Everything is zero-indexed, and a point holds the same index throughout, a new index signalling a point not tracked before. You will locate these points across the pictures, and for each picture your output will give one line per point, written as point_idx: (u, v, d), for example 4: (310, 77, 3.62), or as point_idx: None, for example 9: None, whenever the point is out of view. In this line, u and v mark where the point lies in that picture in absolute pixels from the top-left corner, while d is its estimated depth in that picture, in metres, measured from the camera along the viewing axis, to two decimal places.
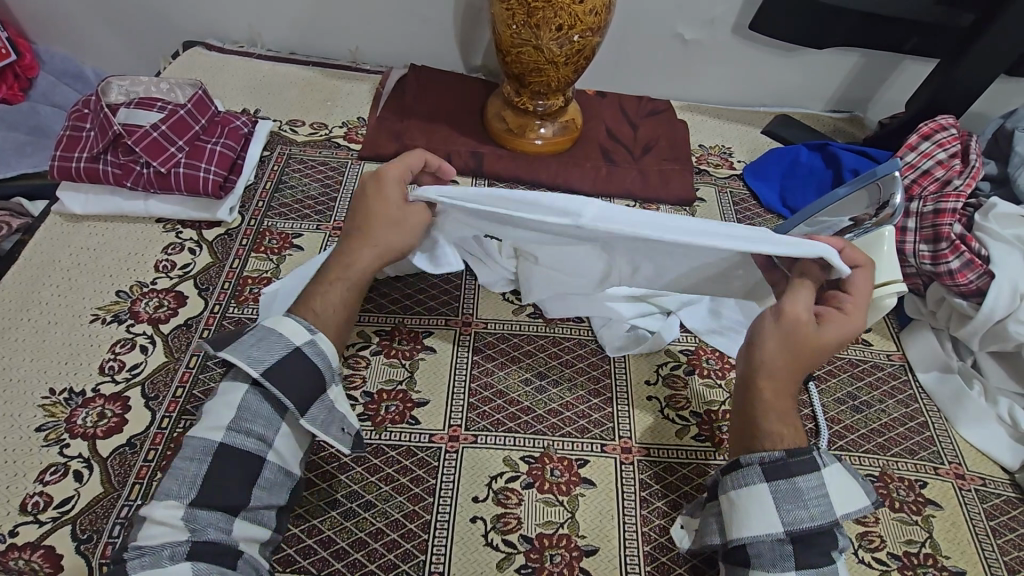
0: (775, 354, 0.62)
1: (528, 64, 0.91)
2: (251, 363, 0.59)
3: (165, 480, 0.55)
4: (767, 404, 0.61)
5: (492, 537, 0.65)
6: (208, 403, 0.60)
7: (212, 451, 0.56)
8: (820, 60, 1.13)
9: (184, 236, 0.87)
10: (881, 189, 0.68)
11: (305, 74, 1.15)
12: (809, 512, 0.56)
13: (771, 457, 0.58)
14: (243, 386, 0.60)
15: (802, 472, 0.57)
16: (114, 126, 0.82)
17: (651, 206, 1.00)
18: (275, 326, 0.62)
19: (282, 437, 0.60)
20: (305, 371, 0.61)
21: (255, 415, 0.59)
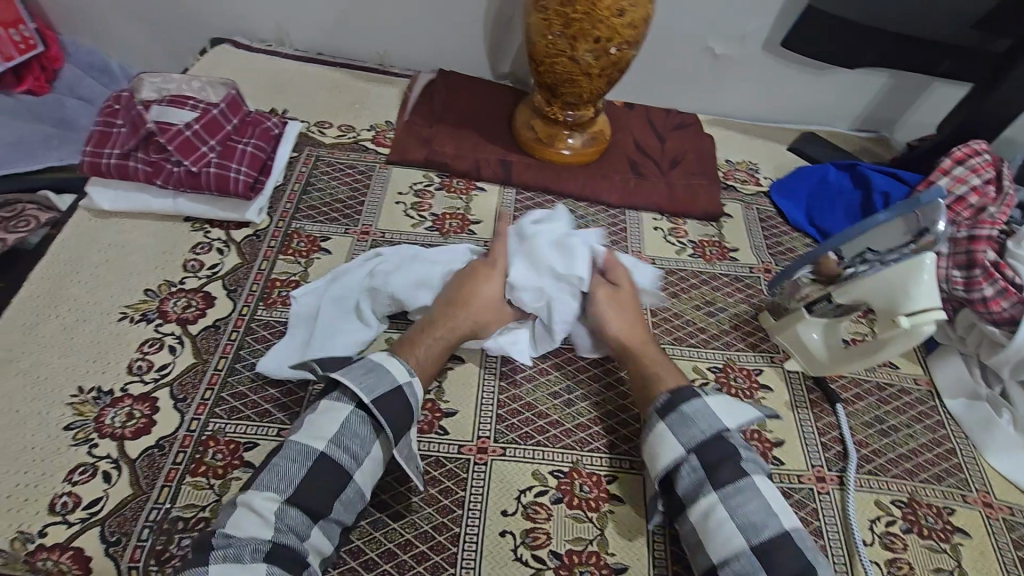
0: (615, 328, 0.75)
1: (563, 74, 0.91)
2: (364, 391, 0.62)
3: (263, 471, 0.58)
4: (650, 365, 0.72)
5: (522, 552, 0.64)
6: (311, 412, 0.62)
7: (313, 458, 0.59)
8: (848, 79, 1.13)
9: (213, 236, 0.86)
10: (921, 217, 0.68)
11: (332, 76, 1.15)
12: (699, 429, 0.63)
13: (660, 403, 0.67)
14: (348, 408, 0.62)
15: (686, 400, 0.65)
16: (148, 123, 0.82)
17: (679, 220, 1.00)
18: (382, 363, 0.65)
19: (369, 460, 0.61)
20: (404, 405, 0.63)
21: (354, 436, 0.61)
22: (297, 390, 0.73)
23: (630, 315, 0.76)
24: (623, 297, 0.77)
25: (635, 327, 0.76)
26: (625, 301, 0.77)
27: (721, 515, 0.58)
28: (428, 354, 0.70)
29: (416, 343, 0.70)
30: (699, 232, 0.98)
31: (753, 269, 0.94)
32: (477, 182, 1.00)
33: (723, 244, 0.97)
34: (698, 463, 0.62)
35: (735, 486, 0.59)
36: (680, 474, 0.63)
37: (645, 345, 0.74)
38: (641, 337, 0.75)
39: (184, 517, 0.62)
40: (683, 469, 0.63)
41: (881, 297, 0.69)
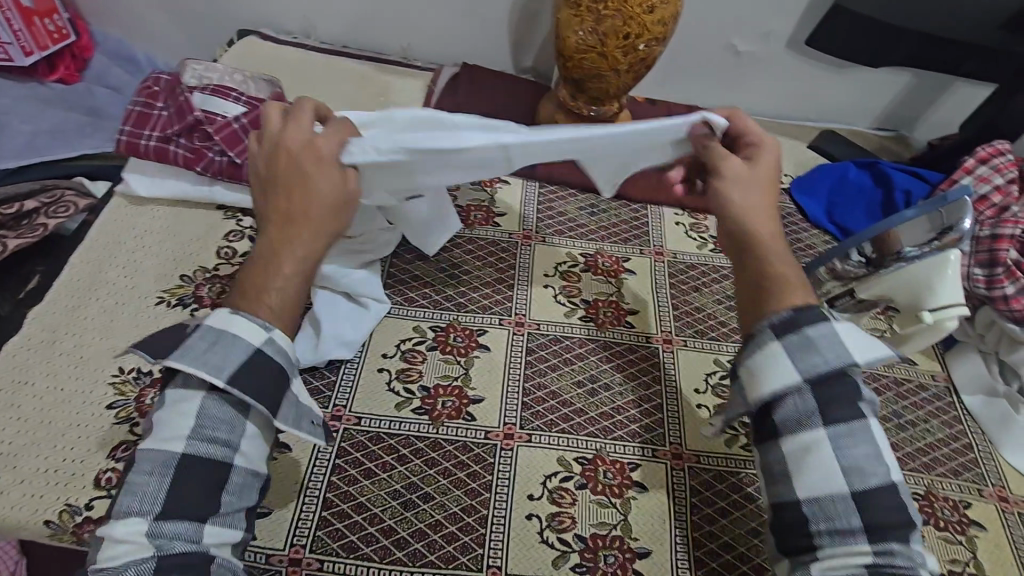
0: (738, 199, 0.61)
1: (590, 70, 0.92)
2: (213, 372, 0.50)
3: (122, 495, 0.49)
4: (762, 269, 0.58)
5: (548, 535, 0.66)
6: (159, 409, 0.52)
7: (172, 464, 0.49)
8: (871, 78, 1.13)
9: (245, 224, 0.88)
10: (946, 216, 0.70)
11: (357, 67, 1.17)
12: (823, 360, 0.52)
13: (778, 317, 0.55)
14: (200, 395, 0.51)
15: (812, 324, 0.53)
16: (195, 112, 0.85)
17: (699, 215, 1.01)
18: (226, 325, 0.52)
19: (248, 441, 0.52)
20: (273, 370, 0.52)
21: (219, 422, 0.51)
22: (326, 371, 0.76)
23: (757, 192, 0.61)
24: (747, 175, 0.62)
25: (770, 208, 0.61)
26: (755, 174, 0.62)
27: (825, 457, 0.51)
28: (297, 270, 0.55)
29: (261, 289, 0.54)
30: (720, 228, 1.00)
31: None
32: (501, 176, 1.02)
33: None
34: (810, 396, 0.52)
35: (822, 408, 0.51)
36: (782, 404, 0.53)
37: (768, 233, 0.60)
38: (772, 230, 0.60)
39: None
40: (789, 399, 0.53)
41: (905, 293, 0.70)
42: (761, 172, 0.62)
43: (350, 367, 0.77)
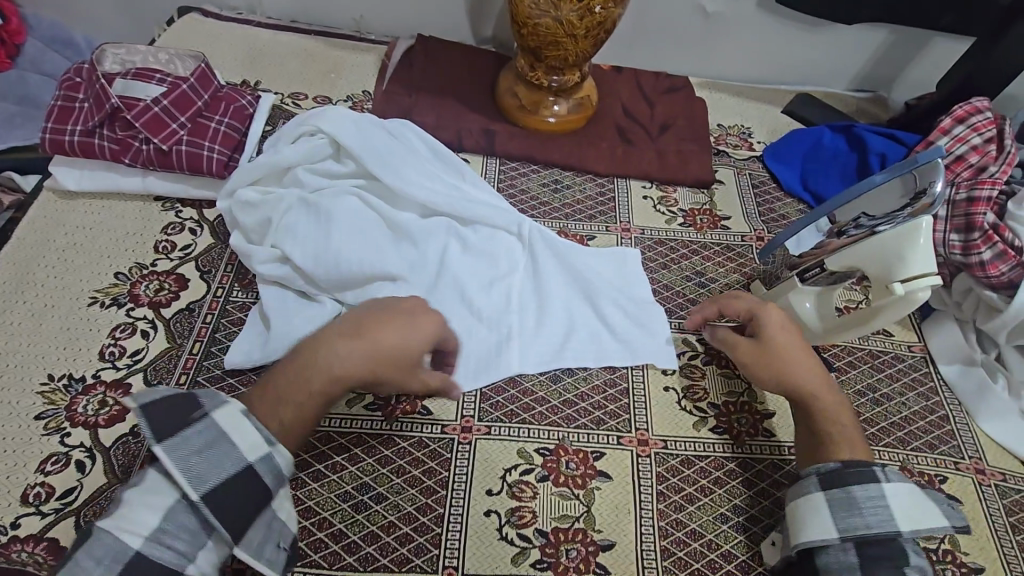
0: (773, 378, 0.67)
1: (547, 37, 0.87)
2: (192, 481, 0.50)
3: (59, 574, 0.46)
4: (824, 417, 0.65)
5: (507, 531, 0.63)
6: (126, 491, 0.50)
7: (124, 559, 0.47)
8: (846, 36, 1.08)
9: (184, 215, 0.83)
10: (917, 178, 0.67)
11: (306, 43, 1.10)
12: (864, 521, 0.56)
13: (826, 468, 0.60)
14: (174, 495, 0.50)
15: (859, 482, 0.58)
16: (112, 99, 0.78)
17: (668, 188, 0.97)
18: (230, 430, 0.53)
19: (206, 553, 0.50)
20: (260, 490, 0.52)
21: (183, 532, 0.49)
22: None
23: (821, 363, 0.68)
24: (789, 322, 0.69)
25: (815, 372, 0.67)
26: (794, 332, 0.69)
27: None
28: (324, 391, 0.56)
29: (325, 408, 0.58)
30: (690, 200, 0.95)
31: (745, 237, 0.91)
32: (460, 153, 0.97)
33: (714, 211, 0.94)
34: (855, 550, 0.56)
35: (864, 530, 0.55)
36: (826, 554, 0.57)
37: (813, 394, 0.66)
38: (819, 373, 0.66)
39: None
40: (833, 550, 0.57)
41: (874, 263, 0.67)
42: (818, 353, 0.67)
43: None
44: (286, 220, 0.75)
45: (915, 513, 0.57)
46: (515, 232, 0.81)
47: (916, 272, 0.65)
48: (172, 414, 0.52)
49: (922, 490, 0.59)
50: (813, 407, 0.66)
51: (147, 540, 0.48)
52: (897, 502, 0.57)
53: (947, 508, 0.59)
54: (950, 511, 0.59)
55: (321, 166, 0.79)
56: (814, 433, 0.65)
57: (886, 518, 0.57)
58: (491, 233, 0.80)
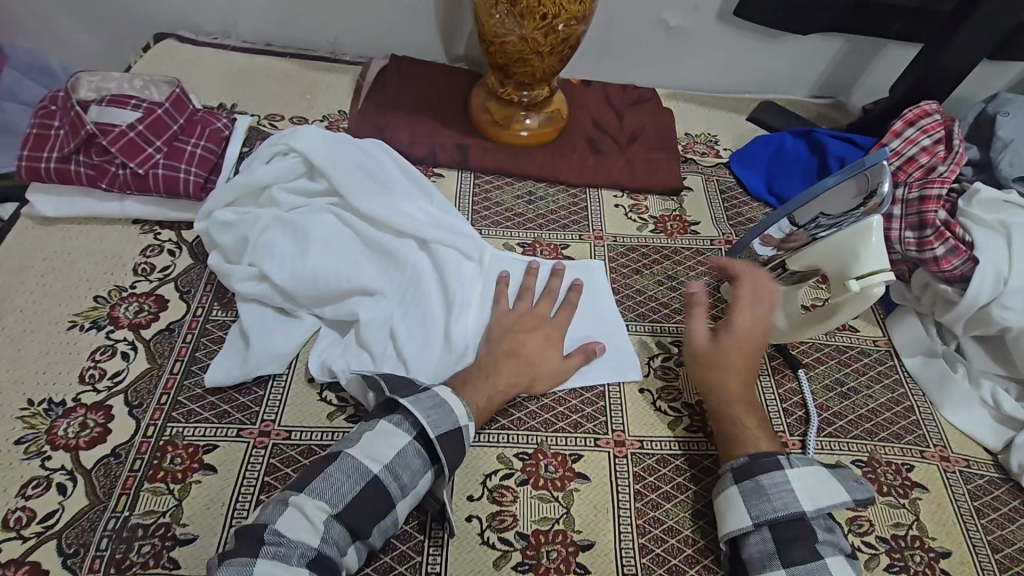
0: (715, 371, 0.72)
1: (513, 54, 0.90)
2: (431, 425, 0.61)
3: (316, 478, 0.58)
4: (737, 419, 0.69)
5: (489, 536, 0.65)
6: (371, 428, 0.62)
7: (367, 477, 0.58)
8: (804, 46, 1.13)
9: (163, 237, 0.84)
10: (869, 179, 0.70)
11: (282, 65, 1.12)
12: (773, 506, 0.61)
13: (737, 463, 0.65)
14: (409, 437, 0.61)
15: (765, 471, 0.62)
16: (87, 126, 0.79)
17: (639, 196, 1.00)
18: (448, 398, 0.64)
19: (415, 493, 0.60)
20: (459, 450, 0.63)
21: (408, 467, 0.60)
22: (253, 386, 0.72)
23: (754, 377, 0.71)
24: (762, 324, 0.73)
25: (740, 382, 0.71)
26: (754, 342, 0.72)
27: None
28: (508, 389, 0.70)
29: (466, 385, 0.68)
30: (660, 207, 0.98)
31: (714, 241, 0.94)
32: (435, 168, 0.99)
33: (684, 217, 0.97)
34: (768, 534, 0.60)
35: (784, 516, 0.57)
36: (747, 542, 0.61)
37: (736, 394, 0.70)
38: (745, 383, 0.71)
39: (143, 524, 0.61)
40: (752, 537, 0.61)
41: (831, 260, 0.70)
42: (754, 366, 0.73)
43: (278, 382, 0.73)
44: (261, 239, 0.76)
45: (819, 492, 0.61)
46: (476, 258, 0.82)
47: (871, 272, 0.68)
48: (406, 384, 0.66)
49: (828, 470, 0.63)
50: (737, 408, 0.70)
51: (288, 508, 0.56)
52: (802, 485, 0.61)
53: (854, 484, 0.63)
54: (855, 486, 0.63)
55: (297, 185, 0.81)
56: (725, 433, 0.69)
57: (791, 501, 0.60)
58: (457, 257, 0.81)
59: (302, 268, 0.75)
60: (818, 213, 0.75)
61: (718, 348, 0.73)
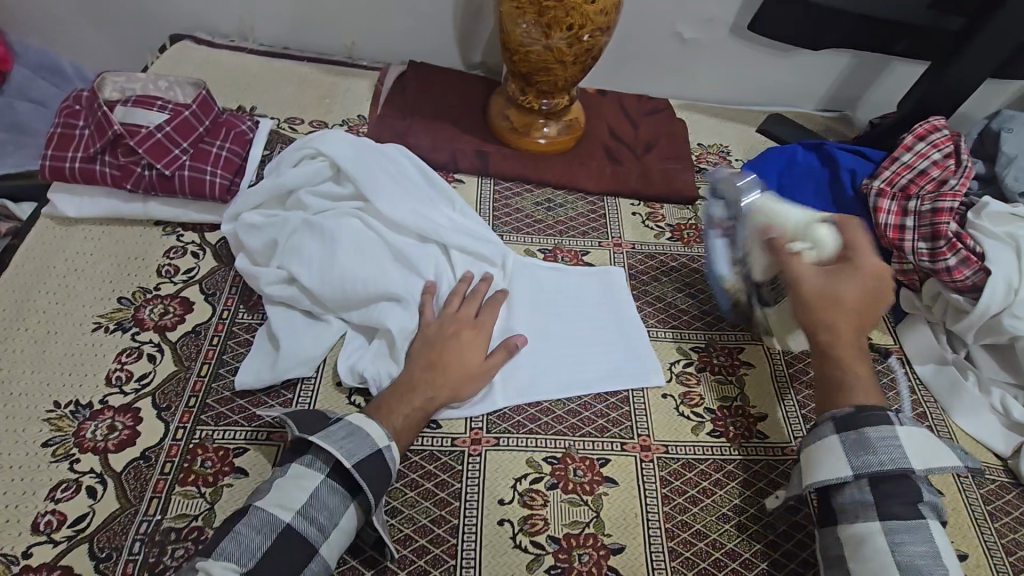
0: (822, 316, 0.70)
1: (537, 63, 0.92)
2: (342, 456, 0.59)
3: (224, 540, 0.54)
4: (841, 367, 0.67)
5: (521, 539, 0.65)
6: (281, 477, 0.59)
7: (278, 529, 0.55)
8: (812, 61, 1.16)
9: (186, 239, 0.84)
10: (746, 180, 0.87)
11: (300, 70, 1.12)
12: (879, 458, 0.59)
13: (840, 414, 0.63)
14: (322, 475, 0.59)
15: (871, 424, 0.61)
16: (115, 126, 0.79)
17: (656, 204, 1.01)
18: (362, 424, 0.62)
19: (338, 532, 0.57)
20: (382, 475, 0.61)
21: (323, 506, 0.57)
22: (281, 389, 0.72)
23: (875, 312, 0.70)
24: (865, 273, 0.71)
25: (853, 331, 0.69)
26: (867, 287, 0.70)
27: (880, 544, 0.56)
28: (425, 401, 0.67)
29: (393, 409, 0.66)
30: (676, 216, 1.00)
31: None
32: (455, 174, 1.00)
33: (700, 226, 0.99)
34: (868, 486, 0.59)
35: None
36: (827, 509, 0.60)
37: (842, 331, 0.69)
38: (858, 323, 0.69)
39: (176, 528, 0.61)
40: (848, 487, 0.60)
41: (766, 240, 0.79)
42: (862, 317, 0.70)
43: (307, 385, 0.73)
44: (289, 242, 0.77)
45: (931, 450, 0.60)
46: (500, 263, 0.83)
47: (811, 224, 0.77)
48: (315, 423, 0.63)
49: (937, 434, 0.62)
50: (838, 353, 0.68)
51: (297, 515, 0.56)
52: (912, 440, 0.60)
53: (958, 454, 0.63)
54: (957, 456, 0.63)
55: (323, 189, 0.81)
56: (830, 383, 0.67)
57: (898, 455, 0.59)
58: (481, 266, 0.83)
59: (329, 270, 0.74)
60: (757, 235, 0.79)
61: (823, 297, 0.70)
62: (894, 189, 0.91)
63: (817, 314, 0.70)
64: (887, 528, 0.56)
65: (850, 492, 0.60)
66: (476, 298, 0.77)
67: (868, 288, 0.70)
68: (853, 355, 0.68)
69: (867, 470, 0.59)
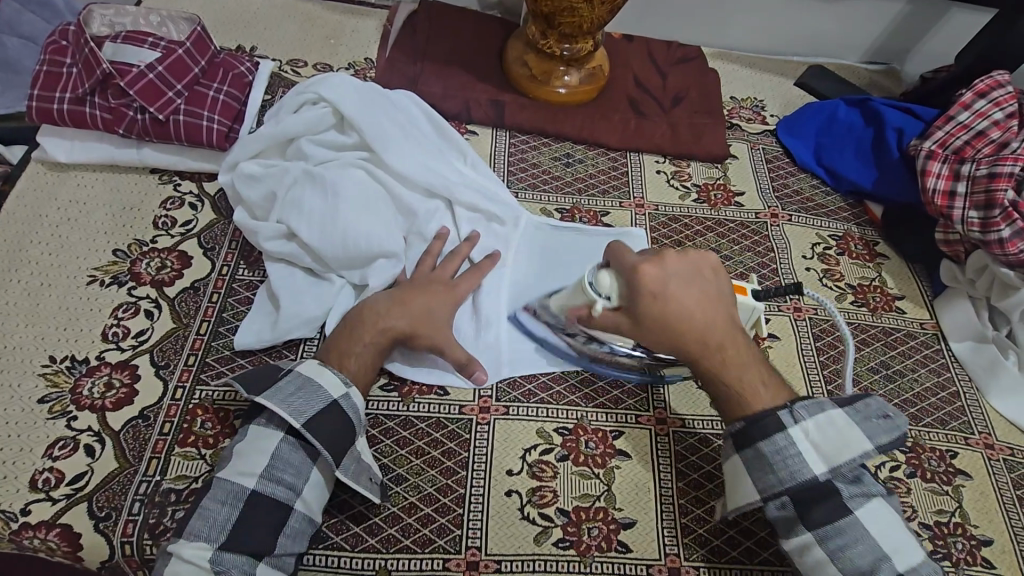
0: (698, 319, 0.61)
1: (562, 2, 0.84)
2: (292, 413, 0.56)
3: (193, 517, 0.53)
4: (739, 366, 0.60)
5: (529, 511, 0.63)
6: (239, 442, 0.57)
7: (243, 497, 0.54)
8: (863, 6, 1.06)
9: (184, 189, 0.80)
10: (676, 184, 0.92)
11: (304, 6, 1.05)
12: (779, 478, 0.56)
13: (733, 429, 0.59)
14: (279, 435, 0.56)
15: (766, 437, 0.57)
16: (103, 64, 0.73)
17: (681, 162, 0.95)
18: (313, 376, 0.59)
19: (310, 487, 0.56)
20: (343, 423, 0.58)
21: (288, 465, 0.56)
22: (283, 350, 0.69)
23: (729, 307, 0.64)
24: (690, 275, 0.63)
25: (717, 316, 0.62)
26: (697, 284, 0.63)
27: (819, 556, 0.55)
28: None
29: (348, 353, 0.63)
30: (703, 175, 0.94)
31: (759, 214, 0.90)
32: (468, 125, 0.93)
33: (728, 187, 0.93)
34: (788, 500, 0.56)
35: (852, 528, 0.54)
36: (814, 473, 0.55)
37: (723, 327, 0.61)
38: (726, 317, 0.62)
39: (175, 489, 0.59)
40: (770, 506, 0.57)
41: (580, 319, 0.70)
42: (672, 318, 0.60)
43: (309, 347, 0.70)
44: (290, 194, 0.72)
45: (833, 446, 0.56)
46: (512, 223, 0.79)
47: (589, 276, 0.65)
48: (265, 379, 0.60)
49: (844, 415, 0.57)
50: (735, 354, 0.61)
51: (259, 479, 0.54)
52: (810, 441, 0.56)
53: (876, 423, 0.57)
54: (876, 427, 0.57)
55: (326, 138, 0.75)
56: (724, 386, 0.60)
57: (800, 467, 0.55)
58: (492, 227, 0.78)
59: (331, 226, 0.70)
60: (576, 318, 0.68)
61: (676, 303, 0.61)
62: (947, 152, 0.83)
63: (656, 322, 0.61)
64: (820, 537, 0.55)
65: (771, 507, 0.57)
66: (454, 263, 0.72)
67: (716, 277, 0.65)
68: (743, 356, 0.61)
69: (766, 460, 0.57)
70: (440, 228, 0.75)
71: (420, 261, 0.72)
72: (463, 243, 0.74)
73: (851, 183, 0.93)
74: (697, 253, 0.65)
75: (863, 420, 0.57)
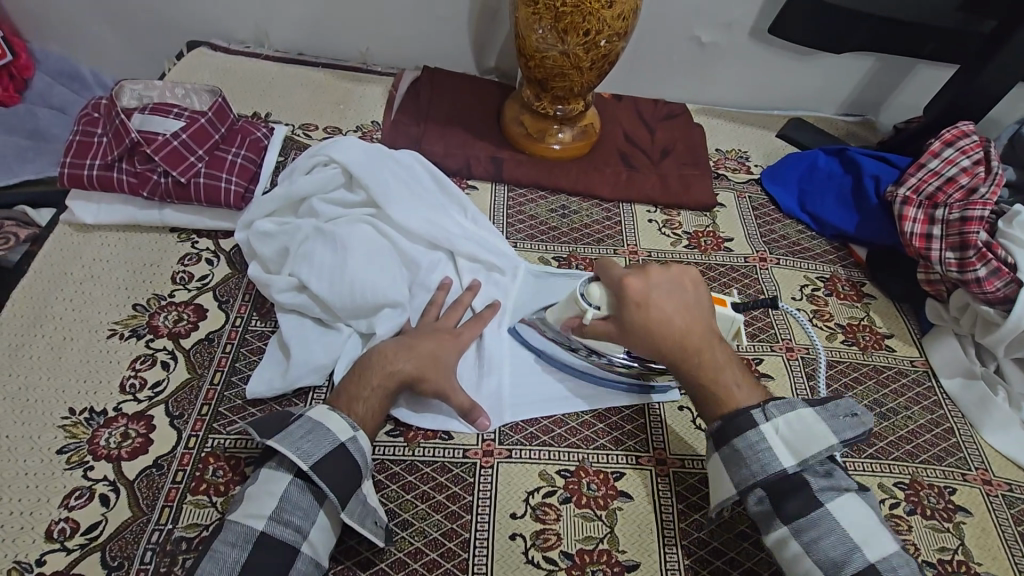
0: (677, 326, 0.65)
1: (552, 69, 0.91)
2: (300, 456, 0.58)
3: (204, 560, 0.54)
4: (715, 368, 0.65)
5: (533, 554, 0.64)
6: (251, 485, 0.59)
7: (254, 539, 0.55)
8: (834, 64, 1.13)
9: (200, 246, 0.84)
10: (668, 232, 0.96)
11: (315, 75, 1.13)
12: (752, 471, 0.60)
13: (715, 429, 0.63)
14: (287, 478, 0.58)
15: (741, 433, 0.61)
16: (132, 134, 0.80)
17: (671, 211, 1.00)
18: (322, 420, 0.61)
19: (316, 530, 0.58)
20: (350, 466, 0.60)
21: (296, 508, 0.58)
22: (292, 398, 0.71)
23: (709, 316, 0.68)
24: (676, 287, 0.68)
25: (694, 322, 0.66)
26: (679, 297, 0.68)
27: (796, 549, 0.58)
28: None
29: (357, 398, 0.65)
30: (693, 223, 0.98)
31: (748, 258, 0.94)
32: (469, 180, 0.99)
33: (717, 233, 0.97)
34: (763, 495, 0.60)
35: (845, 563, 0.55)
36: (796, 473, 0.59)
37: (704, 335, 0.66)
38: (704, 323, 0.67)
39: (186, 537, 0.60)
40: (750, 498, 0.61)
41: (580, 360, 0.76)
42: (656, 325, 0.65)
43: (317, 395, 0.72)
44: (301, 249, 0.76)
45: (801, 442, 0.60)
46: (511, 273, 0.83)
47: (581, 289, 0.70)
48: (275, 424, 0.62)
49: (816, 413, 0.61)
50: (711, 357, 0.65)
51: (270, 521, 0.56)
52: (781, 437, 0.61)
53: (841, 420, 0.62)
54: (841, 423, 0.61)
55: (333, 196, 0.80)
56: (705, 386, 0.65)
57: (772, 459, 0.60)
58: (493, 278, 0.82)
59: (339, 278, 0.74)
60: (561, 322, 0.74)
61: (659, 311, 0.66)
62: (921, 198, 0.88)
63: (643, 330, 0.65)
64: (795, 530, 0.58)
65: (752, 503, 0.61)
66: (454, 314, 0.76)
67: (698, 292, 0.69)
68: (718, 357, 0.66)
69: (752, 483, 0.60)
70: (442, 279, 0.79)
71: (424, 310, 0.76)
72: (465, 291, 0.78)
73: (835, 228, 0.97)
74: (681, 267, 0.71)
75: (831, 417, 0.62)
